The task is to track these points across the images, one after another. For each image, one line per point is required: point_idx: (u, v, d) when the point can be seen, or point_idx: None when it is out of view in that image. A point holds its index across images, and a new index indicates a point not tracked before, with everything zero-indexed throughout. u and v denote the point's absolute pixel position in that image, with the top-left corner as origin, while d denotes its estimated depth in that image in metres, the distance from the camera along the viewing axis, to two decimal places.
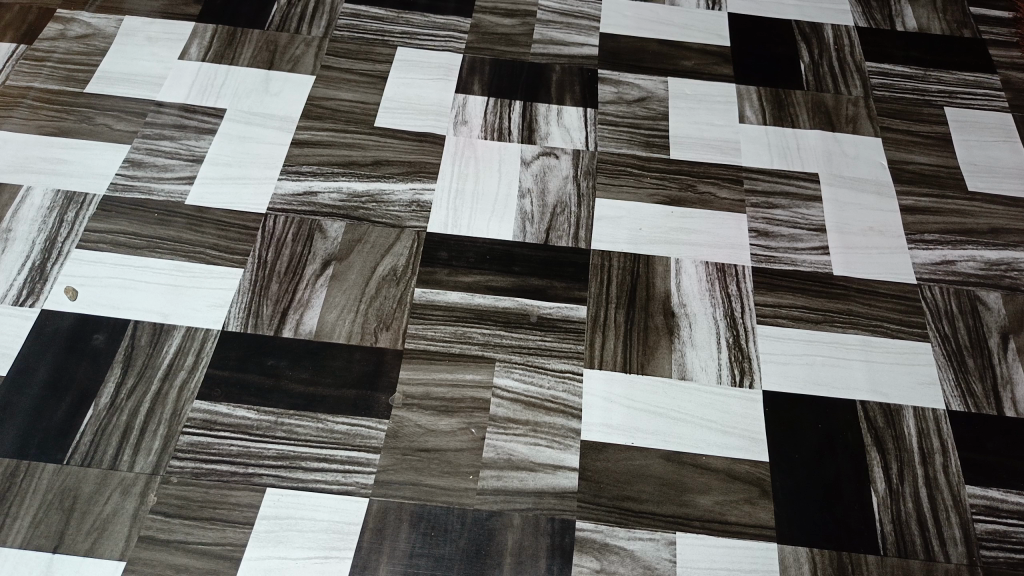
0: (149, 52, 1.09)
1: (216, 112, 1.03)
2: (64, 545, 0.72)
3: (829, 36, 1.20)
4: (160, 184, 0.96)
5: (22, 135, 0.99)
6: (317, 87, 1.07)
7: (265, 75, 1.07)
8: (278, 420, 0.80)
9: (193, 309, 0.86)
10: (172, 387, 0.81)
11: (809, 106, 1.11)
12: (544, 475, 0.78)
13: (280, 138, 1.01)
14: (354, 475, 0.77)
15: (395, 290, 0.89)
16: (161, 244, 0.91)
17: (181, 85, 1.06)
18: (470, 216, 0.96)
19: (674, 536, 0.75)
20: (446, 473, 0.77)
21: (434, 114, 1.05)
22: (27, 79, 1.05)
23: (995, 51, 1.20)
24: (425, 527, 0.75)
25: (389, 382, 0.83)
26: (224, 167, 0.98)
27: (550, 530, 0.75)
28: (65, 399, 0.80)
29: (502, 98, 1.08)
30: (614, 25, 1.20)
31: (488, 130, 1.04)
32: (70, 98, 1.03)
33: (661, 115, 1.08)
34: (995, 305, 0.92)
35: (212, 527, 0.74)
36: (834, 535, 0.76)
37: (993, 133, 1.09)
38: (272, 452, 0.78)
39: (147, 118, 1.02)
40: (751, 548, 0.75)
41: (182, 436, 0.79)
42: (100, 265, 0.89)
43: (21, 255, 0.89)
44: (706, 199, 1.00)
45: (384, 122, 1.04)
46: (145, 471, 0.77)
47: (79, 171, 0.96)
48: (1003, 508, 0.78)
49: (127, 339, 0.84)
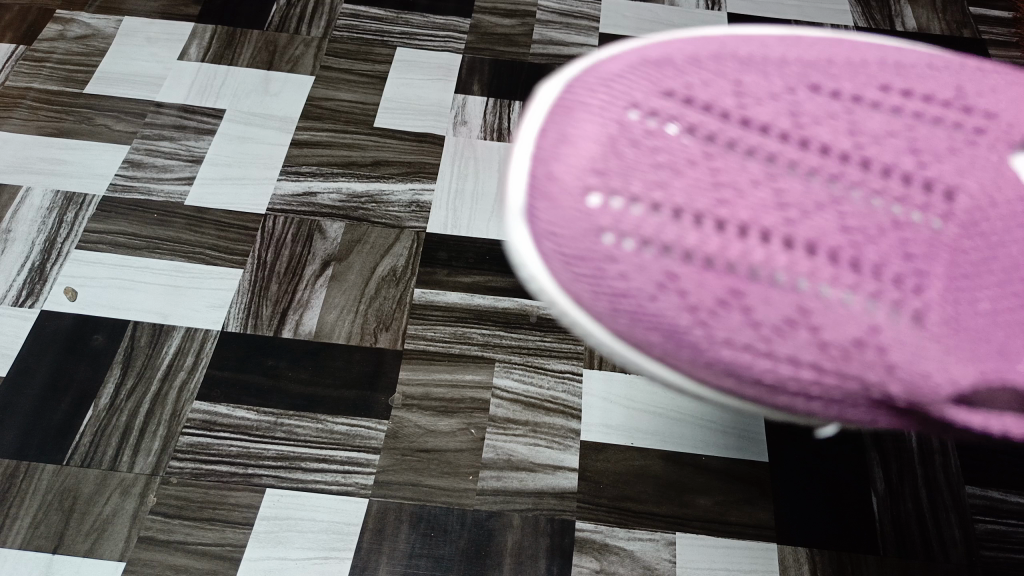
0: (150, 52, 1.09)
1: (216, 112, 1.03)
2: (64, 545, 0.73)
3: None
4: (159, 184, 0.95)
5: (22, 135, 0.99)
6: (316, 87, 1.06)
7: (264, 75, 1.07)
8: (277, 421, 0.80)
9: (192, 309, 0.86)
10: (172, 388, 0.81)
11: None
12: (543, 476, 0.78)
13: (280, 138, 1.01)
14: (354, 475, 0.77)
15: (394, 290, 0.89)
16: (161, 245, 0.91)
17: (181, 85, 1.05)
18: (470, 216, 0.95)
19: (674, 536, 0.75)
20: (445, 473, 0.77)
21: (433, 114, 1.05)
22: (27, 79, 1.05)
23: (995, 51, 1.19)
24: (425, 527, 0.75)
25: (389, 382, 0.83)
26: (224, 167, 0.98)
27: (550, 531, 0.75)
28: (65, 399, 0.81)
29: (501, 98, 1.08)
30: (613, 25, 1.20)
31: (488, 130, 1.04)
32: (70, 98, 1.03)
33: None
34: None
35: (211, 528, 0.74)
36: (835, 536, 0.76)
37: None
38: (272, 452, 0.78)
39: (147, 119, 1.02)
40: (751, 548, 0.75)
41: (181, 437, 0.79)
42: (100, 265, 0.89)
43: (21, 255, 0.89)
44: None
45: (383, 122, 1.04)
46: (144, 471, 0.77)
47: (80, 172, 0.96)
48: (1004, 509, 0.78)
49: (127, 339, 0.84)
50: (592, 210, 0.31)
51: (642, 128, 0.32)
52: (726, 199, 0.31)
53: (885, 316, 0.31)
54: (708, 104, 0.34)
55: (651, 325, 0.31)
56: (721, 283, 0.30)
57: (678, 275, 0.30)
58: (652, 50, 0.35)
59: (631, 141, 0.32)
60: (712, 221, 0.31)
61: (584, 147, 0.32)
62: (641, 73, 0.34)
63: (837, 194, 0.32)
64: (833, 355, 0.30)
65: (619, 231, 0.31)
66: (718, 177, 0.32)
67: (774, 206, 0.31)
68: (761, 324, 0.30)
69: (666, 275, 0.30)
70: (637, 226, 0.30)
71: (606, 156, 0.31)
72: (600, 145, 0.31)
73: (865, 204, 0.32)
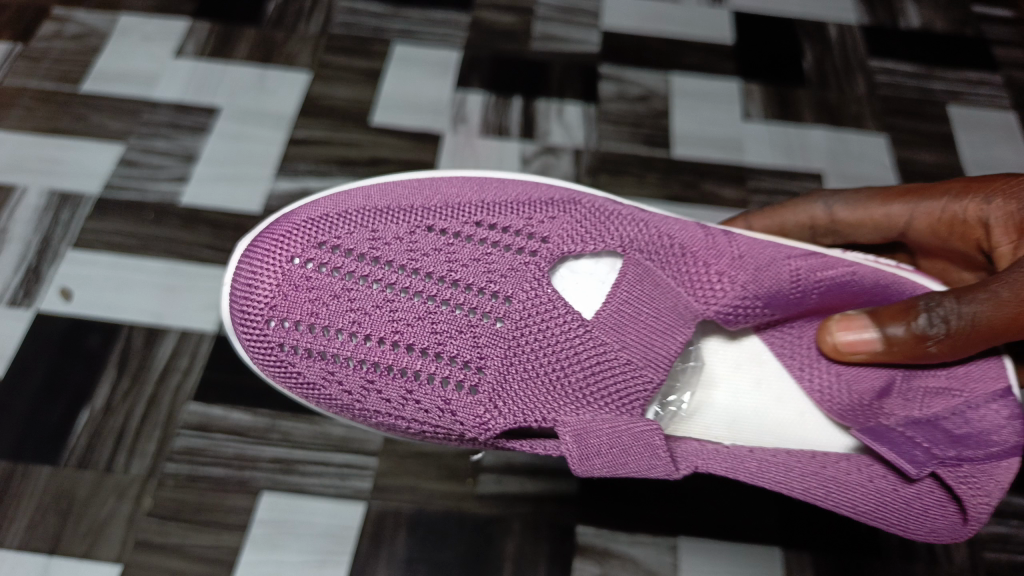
0: (146, 50, 1.04)
1: (211, 110, 1.00)
2: (62, 547, 0.74)
3: (835, 35, 1.10)
4: (154, 184, 0.94)
5: (17, 134, 0.97)
6: (313, 84, 1.02)
7: (262, 72, 1.03)
8: (273, 423, 0.78)
9: (185, 310, 0.85)
10: (167, 391, 0.80)
11: (816, 105, 1.04)
12: (543, 481, 0.77)
13: (276, 139, 0.98)
14: (352, 479, 0.76)
15: None
16: (158, 244, 0.89)
17: (177, 83, 1.02)
18: None
19: (676, 540, 0.75)
20: (445, 476, 0.77)
21: (431, 111, 1.01)
22: (22, 75, 1.01)
23: (1013, 40, 1.11)
24: (425, 532, 0.75)
25: None
26: (219, 166, 0.95)
27: (551, 536, 0.75)
28: (61, 401, 0.80)
29: (501, 94, 1.03)
30: (615, 14, 1.11)
31: (488, 127, 1.00)
32: (65, 96, 1.00)
33: (663, 115, 1.03)
34: None
35: (207, 531, 0.74)
36: (836, 539, 0.75)
37: (996, 134, 1.03)
38: (268, 455, 0.77)
39: (142, 117, 0.99)
40: (755, 552, 0.75)
41: (177, 440, 0.78)
42: (97, 266, 0.88)
43: (17, 255, 0.88)
44: (709, 198, 0.96)
45: (378, 121, 1.00)
46: (140, 473, 0.76)
47: (76, 171, 0.94)
48: (1006, 510, 0.76)
49: (122, 340, 0.83)
50: (274, 329, 0.57)
51: (315, 278, 0.57)
52: (353, 317, 0.56)
53: (449, 389, 0.56)
54: (348, 247, 0.58)
55: (331, 400, 0.59)
56: (355, 375, 0.57)
57: (334, 373, 0.57)
58: (331, 207, 0.61)
59: (292, 281, 0.57)
60: (335, 330, 0.56)
61: (263, 288, 0.57)
62: (301, 235, 0.59)
63: (421, 308, 0.56)
64: (410, 406, 0.57)
65: (289, 344, 0.57)
66: (350, 302, 0.56)
67: (385, 322, 0.56)
68: (384, 398, 0.57)
69: (324, 374, 0.57)
70: (296, 338, 0.57)
71: (284, 295, 0.57)
72: (278, 287, 0.57)
73: (443, 314, 0.55)
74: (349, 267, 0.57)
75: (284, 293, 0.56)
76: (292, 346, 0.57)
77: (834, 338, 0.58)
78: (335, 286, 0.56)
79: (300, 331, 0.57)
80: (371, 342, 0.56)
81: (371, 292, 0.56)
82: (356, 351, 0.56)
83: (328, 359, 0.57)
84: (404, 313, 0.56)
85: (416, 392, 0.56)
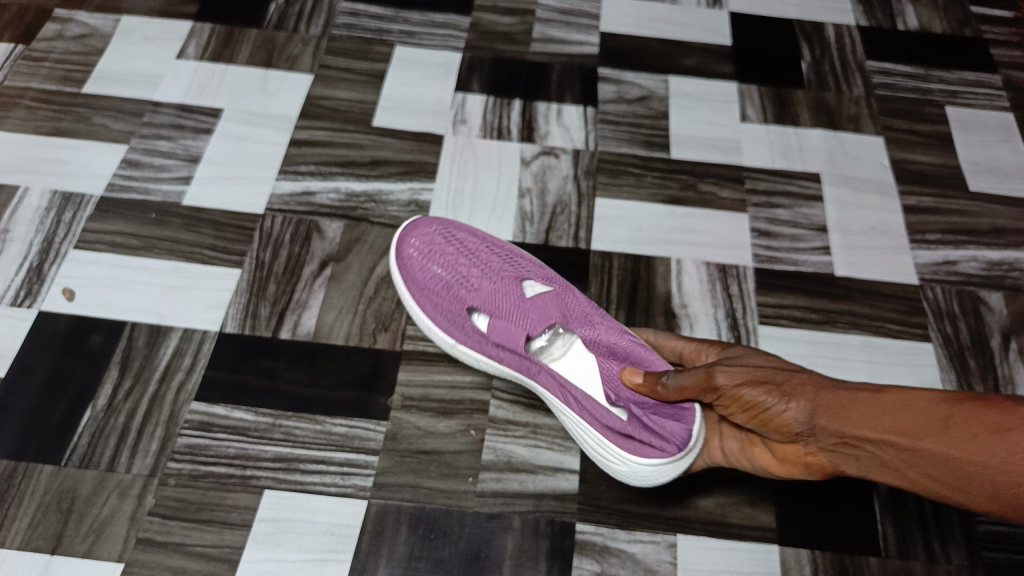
0: (148, 52, 1.05)
1: (214, 112, 1.00)
2: (63, 546, 0.73)
3: (832, 38, 1.11)
4: (157, 184, 0.94)
5: (19, 134, 0.97)
6: (315, 86, 1.03)
7: (264, 74, 1.04)
8: (275, 422, 0.79)
9: (188, 310, 0.86)
10: (170, 389, 0.81)
11: (813, 106, 1.05)
12: (543, 477, 0.78)
13: (277, 140, 0.98)
14: (353, 477, 0.77)
15: (393, 291, 0.87)
16: (160, 245, 0.90)
17: (179, 85, 1.03)
18: (469, 216, 0.93)
19: (675, 538, 0.75)
20: (445, 475, 0.77)
21: (432, 113, 1.02)
22: (26, 77, 1.02)
23: (1008, 45, 1.12)
24: (424, 529, 0.75)
25: (389, 382, 0.82)
26: (221, 168, 0.96)
27: (550, 533, 0.75)
28: (62, 400, 0.80)
29: (501, 97, 1.03)
30: (614, 18, 1.12)
31: (488, 129, 1.00)
32: (68, 97, 1.01)
33: (662, 115, 1.03)
34: (996, 305, 0.89)
35: (210, 529, 0.74)
36: (835, 535, 0.76)
37: (994, 134, 1.04)
38: (270, 454, 0.78)
39: (145, 118, 1.00)
40: (753, 550, 0.75)
41: (179, 439, 0.78)
42: (99, 266, 0.88)
43: (20, 255, 0.89)
44: (707, 198, 0.97)
45: (381, 122, 1.00)
46: (142, 472, 0.77)
47: (78, 171, 0.95)
48: None
49: (125, 339, 0.84)
50: (399, 248, 0.80)
51: (433, 236, 0.79)
52: (437, 264, 0.78)
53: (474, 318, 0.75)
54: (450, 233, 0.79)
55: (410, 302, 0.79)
56: (425, 291, 0.77)
57: (424, 284, 0.78)
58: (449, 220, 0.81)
59: (421, 234, 0.80)
60: (429, 264, 0.78)
61: (422, 228, 0.80)
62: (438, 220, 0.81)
63: (474, 276, 0.76)
64: (449, 318, 0.76)
65: (406, 258, 0.79)
66: (438, 257, 0.78)
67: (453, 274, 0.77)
68: (438, 308, 0.77)
69: (415, 281, 0.78)
70: (410, 261, 0.79)
71: (422, 229, 0.80)
72: (416, 229, 0.80)
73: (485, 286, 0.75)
74: (450, 237, 0.79)
75: (419, 233, 0.80)
76: (410, 261, 0.79)
77: (624, 373, 0.66)
78: (439, 242, 0.78)
79: (411, 254, 0.79)
80: (443, 277, 0.77)
81: (456, 257, 0.77)
82: (434, 277, 0.77)
83: (417, 275, 0.78)
84: (461, 275, 0.76)
85: (455, 310, 0.76)
